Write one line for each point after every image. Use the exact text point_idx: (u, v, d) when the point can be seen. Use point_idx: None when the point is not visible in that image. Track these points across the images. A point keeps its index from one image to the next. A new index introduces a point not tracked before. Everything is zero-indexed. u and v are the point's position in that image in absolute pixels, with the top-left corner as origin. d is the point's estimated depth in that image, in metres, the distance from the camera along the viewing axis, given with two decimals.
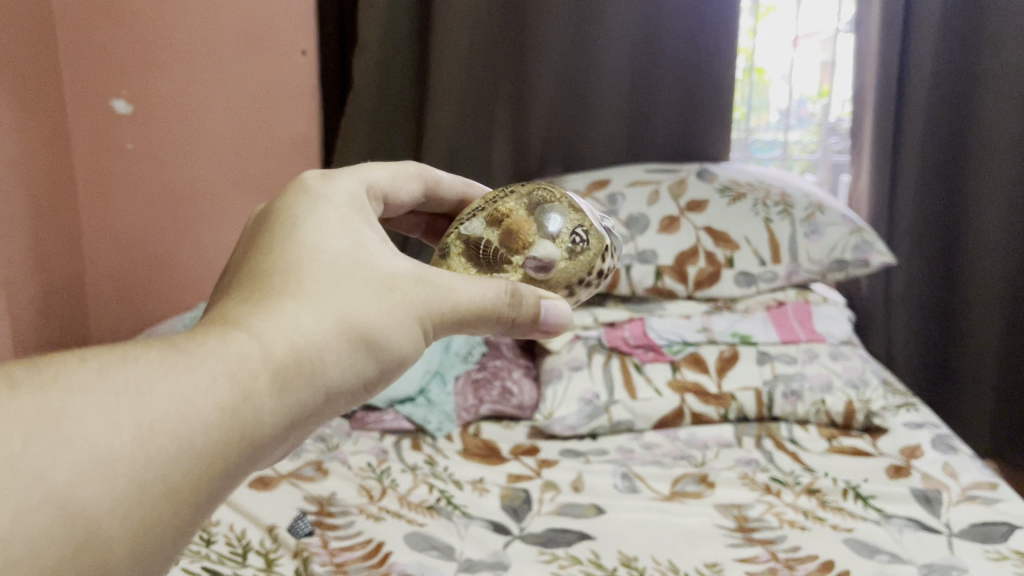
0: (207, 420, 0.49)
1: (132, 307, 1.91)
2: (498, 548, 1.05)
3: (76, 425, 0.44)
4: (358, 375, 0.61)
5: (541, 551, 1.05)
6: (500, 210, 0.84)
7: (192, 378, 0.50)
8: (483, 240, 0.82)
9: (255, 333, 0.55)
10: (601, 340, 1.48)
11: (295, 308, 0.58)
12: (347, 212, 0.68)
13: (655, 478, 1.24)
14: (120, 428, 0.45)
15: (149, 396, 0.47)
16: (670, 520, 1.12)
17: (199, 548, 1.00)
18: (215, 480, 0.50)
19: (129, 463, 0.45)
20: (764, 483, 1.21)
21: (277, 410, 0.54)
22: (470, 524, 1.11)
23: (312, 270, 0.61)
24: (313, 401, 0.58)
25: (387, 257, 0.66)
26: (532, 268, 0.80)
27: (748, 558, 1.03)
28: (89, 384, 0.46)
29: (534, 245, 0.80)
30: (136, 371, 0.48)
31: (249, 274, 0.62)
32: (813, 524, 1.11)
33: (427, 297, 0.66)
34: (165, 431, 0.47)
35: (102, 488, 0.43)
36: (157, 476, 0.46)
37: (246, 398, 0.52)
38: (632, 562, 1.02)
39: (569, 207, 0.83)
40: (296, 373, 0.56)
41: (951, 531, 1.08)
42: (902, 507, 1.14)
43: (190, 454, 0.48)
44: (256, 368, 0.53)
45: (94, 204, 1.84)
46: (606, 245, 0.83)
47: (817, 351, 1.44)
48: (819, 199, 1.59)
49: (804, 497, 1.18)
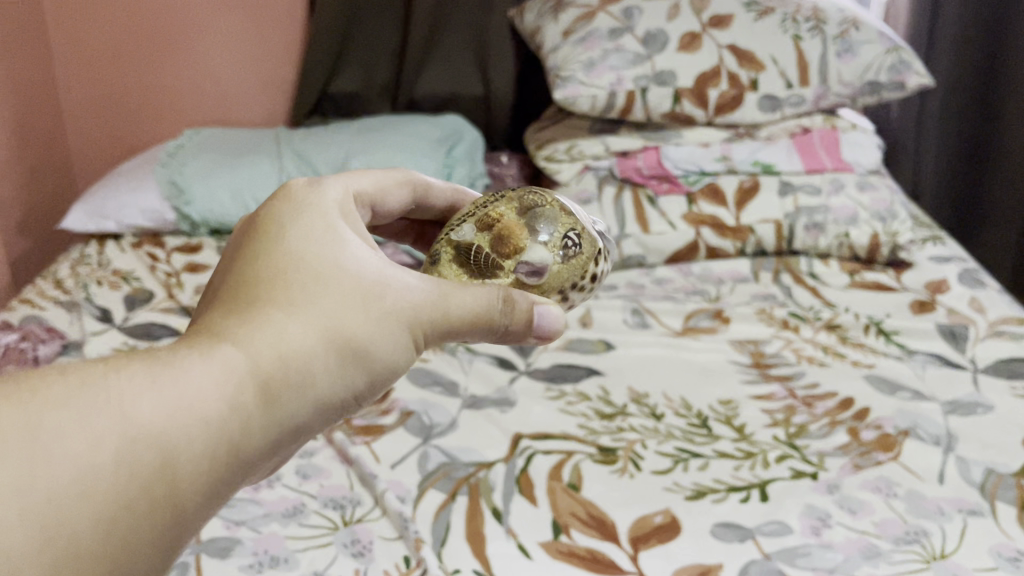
0: (192, 433, 0.42)
1: (113, 136, 1.81)
2: (504, 384, 1.01)
3: (57, 441, 0.38)
4: (351, 389, 0.51)
5: (548, 388, 1.00)
6: (490, 213, 0.67)
7: (178, 386, 0.42)
8: (473, 245, 0.65)
9: (242, 342, 0.46)
10: (613, 171, 1.39)
11: (282, 319, 0.48)
12: (336, 216, 0.55)
13: (667, 315, 1.18)
14: (101, 443, 0.38)
15: (131, 406, 0.40)
16: (682, 356, 1.07)
17: None
18: (195, 499, 0.42)
19: (111, 480, 0.38)
20: (782, 318, 1.16)
21: (260, 427, 0.46)
22: (474, 359, 1.06)
23: (298, 277, 0.50)
24: (304, 416, 0.48)
25: (381, 264, 0.53)
26: (524, 273, 0.64)
27: (764, 395, 0.99)
28: (67, 395, 0.39)
29: (525, 251, 0.64)
30: (117, 382, 0.41)
31: (230, 282, 0.51)
32: (832, 360, 1.06)
33: (412, 313, 0.53)
34: (148, 446, 0.40)
35: (80, 507, 0.37)
36: (140, 494, 0.40)
37: (232, 412, 0.44)
38: (642, 399, 0.99)
39: (559, 210, 0.67)
40: (284, 384, 0.47)
41: (976, 368, 1.04)
42: (926, 343, 1.09)
43: (175, 470, 0.41)
44: (241, 380, 0.45)
45: (66, 21, 1.70)
46: (600, 251, 0.67)
47: (843, 181, 1.36)
48: (855, 14, 1.45)
49: (824, 332, 1.13)
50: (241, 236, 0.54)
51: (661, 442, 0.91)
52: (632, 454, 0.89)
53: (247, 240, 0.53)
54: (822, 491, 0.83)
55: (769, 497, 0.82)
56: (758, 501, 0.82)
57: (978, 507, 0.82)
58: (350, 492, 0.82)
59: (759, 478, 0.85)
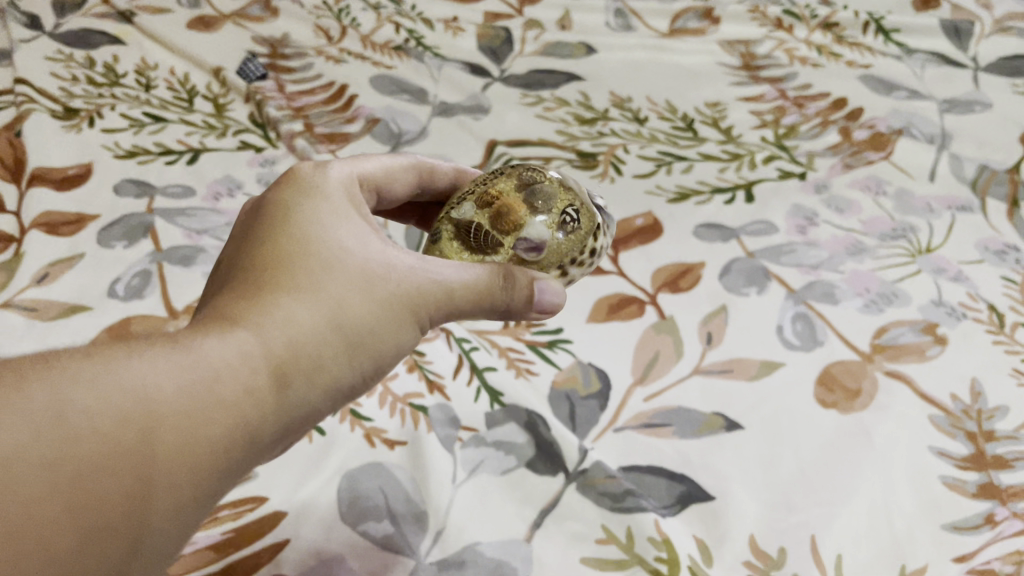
0: (213, 416, 0.35)
1: None
2: (477, 92, 0.93)
3: (83, 418, 0.31)
4: (356, 382, 0.44)
5: (525, 95, 0.93)
6: (490, 189, 0.53)
7: (197, 366, 0.35)
8: (471, 224, 0.52)
9: (254, 325, 0.39)
10: None
11: (290, 301, 0.40)
12: (348, 208, 0.48)
13: (652, 14, 1.07)
14: (127, 421, 0.32)
15: (152, 381, 0.34)
16: (668, 60, 1.00)
17: (137, 95, 0.88)
18: (208, 495, 0.35)
19: (138, 466, 0.32)
20: (776, 19, 1.06)
21: (270, 422, 0.38)
22: (444, 67, 0.97)
23: (305, 263, 0.42)
24: (313, 401, 0.41)
25: (387, 247, 0.46)
26: (521, 250, 0.51)
27: (754, 97, 0.93)
28: (83, 369, 0.33)
29: (523, 226, 0.51)
30: (137, 358, 0.34)
31: (231, 266, 0.43)
32: (827, 62, 0.99)
33: (422, 294, 0.45)
34: (177, 426, 0.33)
35: (95, 494, 0.31)
36: (161, 486, 0.33)
37: (246, 400, 0.37)
38: (625, 104, 0.93)
39: (558, 185, 0.53)
40: (297, 368, 0.39)
41: (978, 67, 0.97)
42: (928, 41, 1.02)
43: (200, 457, 0.34)
44: (255, 367, 0.37)
45: None
46: (602, 223, 0.54)
47: None
48: None
49: (819, 33, 1.04)
50: (242, 228, 0.46)
51: (643, 147, 0.86)
52: (613, 159, 0.84)
53: (248, 230, 0.45)
54: (810, 192, 0.80)
55: (755, 198, 0.79)
56: (743, 202, 0.79)
57: (967, 203, 0.79)
58: None
59: (745, 180, 0.82)
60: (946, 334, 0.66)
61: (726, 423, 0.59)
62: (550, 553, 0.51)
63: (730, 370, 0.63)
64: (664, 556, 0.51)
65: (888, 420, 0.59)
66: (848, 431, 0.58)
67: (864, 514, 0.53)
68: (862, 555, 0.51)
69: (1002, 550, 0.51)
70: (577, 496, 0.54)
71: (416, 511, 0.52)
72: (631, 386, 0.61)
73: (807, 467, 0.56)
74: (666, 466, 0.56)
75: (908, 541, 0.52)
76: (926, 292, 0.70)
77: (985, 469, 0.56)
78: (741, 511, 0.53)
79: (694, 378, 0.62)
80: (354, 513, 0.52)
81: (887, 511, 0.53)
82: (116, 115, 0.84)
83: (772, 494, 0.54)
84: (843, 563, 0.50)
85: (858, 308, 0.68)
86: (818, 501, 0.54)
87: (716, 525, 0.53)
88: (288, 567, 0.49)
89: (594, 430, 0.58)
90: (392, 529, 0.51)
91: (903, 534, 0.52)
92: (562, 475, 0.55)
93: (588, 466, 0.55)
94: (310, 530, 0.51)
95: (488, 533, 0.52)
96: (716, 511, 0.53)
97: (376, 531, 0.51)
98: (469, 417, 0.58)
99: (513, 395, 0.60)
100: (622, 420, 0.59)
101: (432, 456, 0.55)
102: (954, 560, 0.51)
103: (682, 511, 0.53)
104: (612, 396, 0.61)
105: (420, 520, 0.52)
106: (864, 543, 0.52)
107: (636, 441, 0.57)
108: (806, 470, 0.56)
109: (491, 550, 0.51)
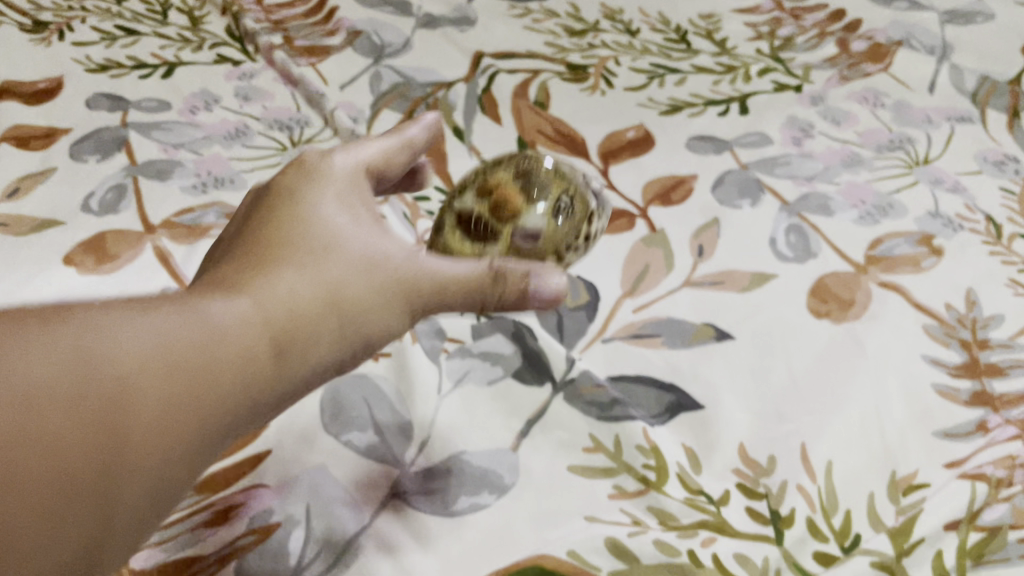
0: (217, 372, 0.35)
1: None
2: (463, 4, 0.90)
3: (102, 357, 0.31)
4: (350, 359, 0.43)
5: (513, 7, 0.90)
6: (489, 180, 0.53)
7: (203, 326, 0.35)
8: (471, 214, 0.51)
9: (256, 294, 0.39)
10: None
11: (292, 275, 0.40)
12: (349, 194, 0.48)
13: None
14: (143, 365, 0.32)
15: (166, 333, 0.34)
16: None
17: (108, 7, 0.85)
18: (207, 454, 0.35)
19: (145, 409, 0.32)
20: None
21: (267, 392, 0.38)
22: None
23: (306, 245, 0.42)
24: (308, 381, 0.41)
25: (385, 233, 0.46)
26: (518, 238, 0.50)
27: (749, 10, 0.90)
28: (91, 318, 0.32)
29: (520, 221, 0.50)
30: (150, 315, 0.34)
31: (231, 243, 0.43)
32: None
33: (420, 283, 0.45)
34: (182, 379, 0.33)
35: (106, 434, 0.30)
36: (167, 430, 0.32)
37: (246, 363, 0.36)
38: (616, 15, 0.90)
39: (555, 175, 0.53)
40: (295, 342, 0.39)
41: None
42: None
43: (201, 410, 0.34)
44: (255, 334, 0.37)
45: None
46: (597, 209, 0.53)
47: None
48: None
49: None
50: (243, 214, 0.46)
51: (635, 59, 0.83)
52: (604, 71, 0.81)
53: (250, 215, 0.45)
54: (806, 103, 0.78)
55: (749, 110, 0.77)
56: (737, 114, 0.77)
57: (967, 114, 0.77)
58: (296, 113, 0.75)
59: (739, 92, 0.79)
60: (943, 245, 0.64)
61: (717, 332, 0.58)
62: (537, 462, 0.50)
63: (721, 282, 0.61)
64: (653, 464, 0.50)
65: (882, 329, 0.58)
66: (841, 340, 0.57)
67: (856, 420, 0.52)
68: (854, 460, 0.50)
69: (995, 454, 0.51)
70: (565, 407, 0.53)
71: (401, 422, 0.51)
72: (620, 298, 0.60)
73: (799, 375, 0.55)
74: (655, 376, 0.55)
75: (900, 448, 0.51)
76: (923, 204, 0.68)
77: (979, 377, 0.55)
78: (731, 419, 0.52)
79: (685, 290, 0.61)
80: (337, 424, 0.51)
81: (880, 418, 0.52)
82: (86, 28, 0.81)
83: (762, 402, 0.53)
84: (833, 471, 0.50)
85: (853, 220, 0.66)
86: (810, 408, 0.53)
87: (706, 433, 0.52)
88: (270, 476, 0.48)
89: (583, 341, 0.57)
90: (376, 439, 0.50)
91: (895, 441, 0.51)
92: (549, 385, 0.54)
93: (576, 375, 0.55)
94: (291, 442, 0.50)
95: (474, 443, 0.51)
96: (705, 419, 0.52)
97: (359, 442, 0.50)
98: (455, 330, 0.57)
99: (500, 307, 0.58)
100: (611, 331, 0.58)
101: (418, 368, 0.54)
102: (946, 467, 0.50)
103: (672, 420, 0.53)
104: (601, 308, 0.59)
105: (405, 431, 0.51)
106: (856, 449, 0.51)
107: (624, 351, 0.57)
108: (798, 379, 0.55)
109: (477, 459, 0.50)
